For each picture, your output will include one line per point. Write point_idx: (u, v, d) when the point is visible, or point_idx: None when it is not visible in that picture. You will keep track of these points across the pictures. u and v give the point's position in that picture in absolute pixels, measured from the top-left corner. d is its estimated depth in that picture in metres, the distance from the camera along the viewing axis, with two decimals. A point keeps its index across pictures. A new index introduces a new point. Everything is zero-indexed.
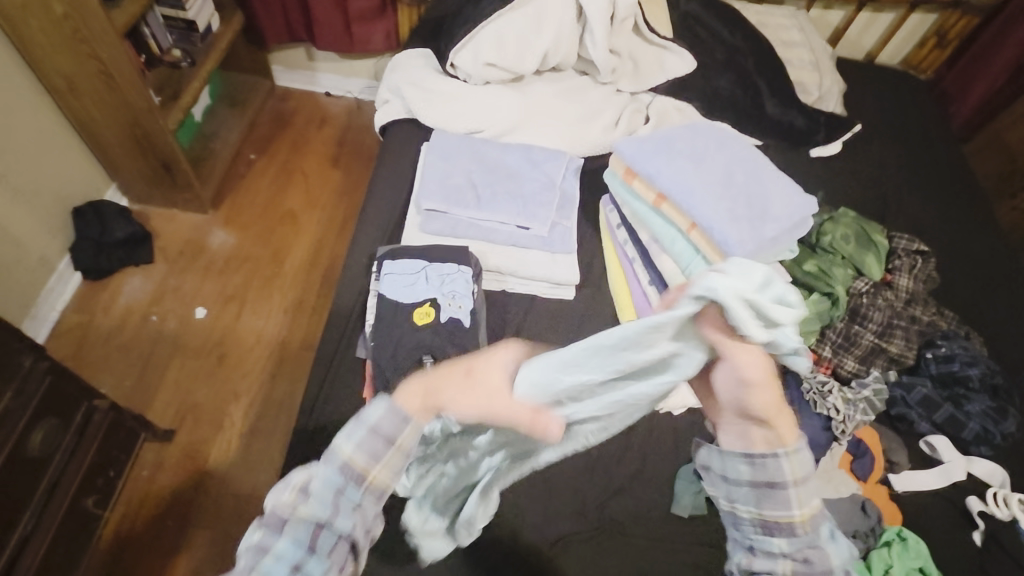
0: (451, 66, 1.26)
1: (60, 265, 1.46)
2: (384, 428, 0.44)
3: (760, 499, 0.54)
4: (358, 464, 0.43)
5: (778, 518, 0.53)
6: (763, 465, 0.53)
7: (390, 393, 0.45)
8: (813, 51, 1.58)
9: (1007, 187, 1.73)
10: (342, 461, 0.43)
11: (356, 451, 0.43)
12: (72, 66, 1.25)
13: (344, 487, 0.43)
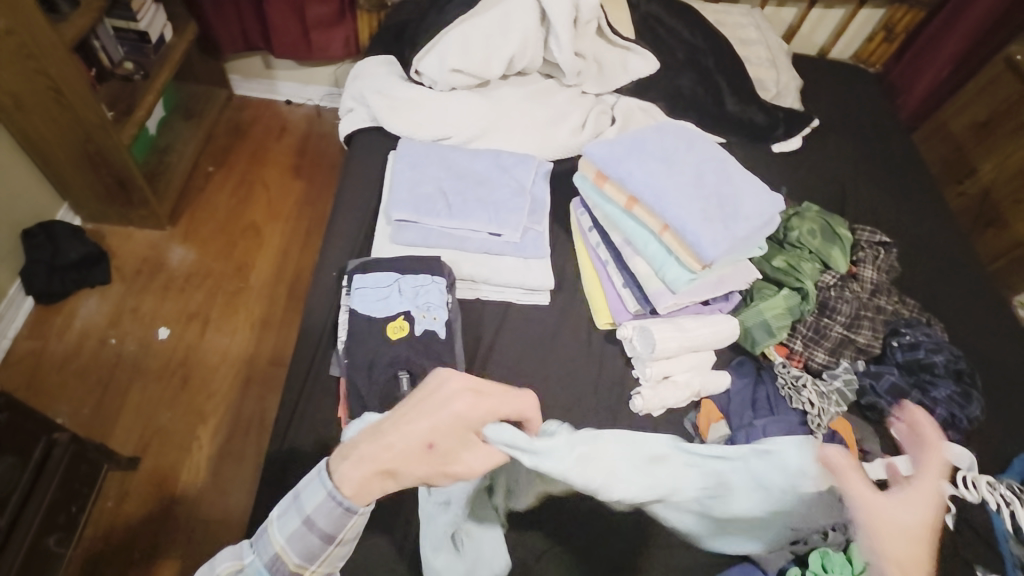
0: (415, 72, 1.23)
1: (9, 291, 1.38)
2: (319, 521, 0.53)
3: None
4: (289, 558, 0.54)
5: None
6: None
7: (326, 491, 0.53)
8: (770, 49, 1.61)
9: (953, 175, 1.84)
10: (274, 554, 0.54)
11: (283, 551, 0.54)
12: (15, 84, 1.18)
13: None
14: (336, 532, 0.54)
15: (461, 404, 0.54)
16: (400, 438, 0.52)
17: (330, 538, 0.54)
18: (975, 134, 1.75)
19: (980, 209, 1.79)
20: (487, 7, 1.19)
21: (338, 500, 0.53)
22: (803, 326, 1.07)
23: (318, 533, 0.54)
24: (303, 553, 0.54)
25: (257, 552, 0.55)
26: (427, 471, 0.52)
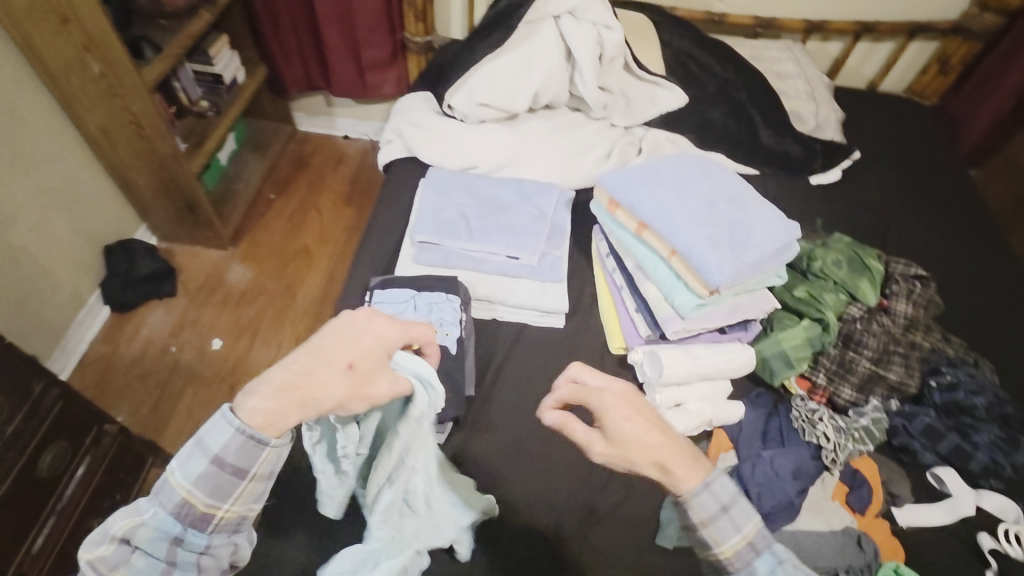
0: (448, 107, 1.32)
1: (90, 299, 1.55)
2: (227, 458, 0.55)
3: (694, 541, 0.64)
4: (199, 498, 0.56)
5: (710, 557, 0.63)
6: (719, 492, 0.61)
7: (233, 430, 0.55)
8: (809, 82, 1.58)
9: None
10: (182, 497, 0.55)
11: (192, 492, 0.56)
12: (107, 119, 1.37)
13: (181, 532, 0.56)
14: (246, 467, 0.56)
15: (379, 327, 0.60)
16: (320, 366, 0.56)
17: (240, 474, 0.56)
18: None
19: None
20: (515, 45, 1.27)
21: (246, 435, 0.55)
22: (826, 358, 1.03)
23: (229, 470, 0.55)
24: (212, 493, 0.56)
25: (161, 503, 0.56)
26: (347, 390, 0.56)
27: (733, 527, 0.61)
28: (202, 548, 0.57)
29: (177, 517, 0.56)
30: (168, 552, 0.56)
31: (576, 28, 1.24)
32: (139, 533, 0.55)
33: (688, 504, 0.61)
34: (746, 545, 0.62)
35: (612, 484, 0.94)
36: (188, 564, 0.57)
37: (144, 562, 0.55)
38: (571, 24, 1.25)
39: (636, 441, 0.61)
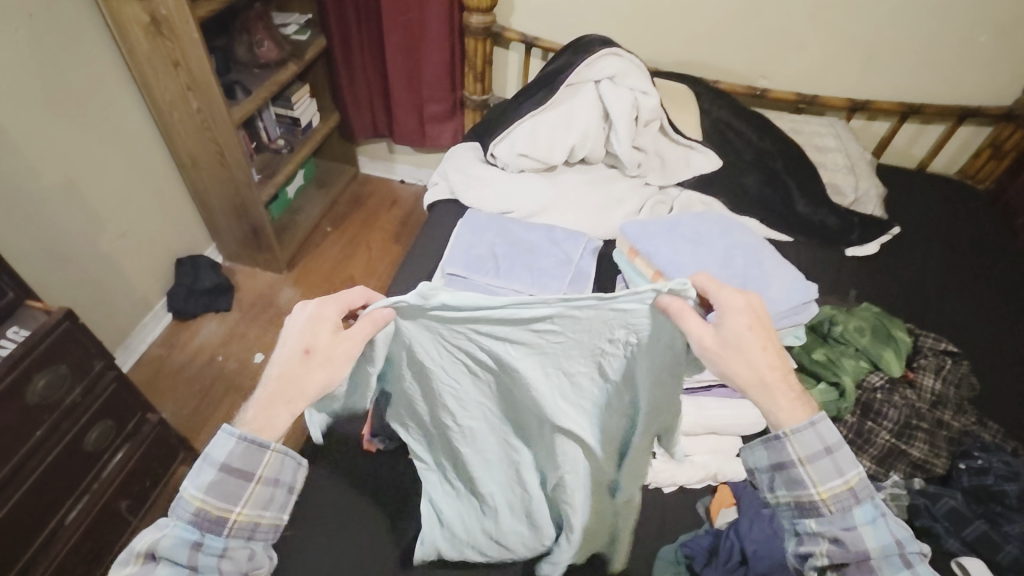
0: (491, 156, 1.43)
1: (156, 305, 1.71)
2: (233, 464, 0.61)
3: (782, 481, 0.68)
4: (213, 503, 0.60)
5: (803, 497, 0.67)
6: (824, 433, 0.65)
7: (234, 435, 0.61)
8: (850, 156, 1.58)
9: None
10: (197, 506, 0.60)
11: (205, 502, 0.60)
12: (197, 149, 1.57)
13: (200, 538, 0.60)
14: (251, 471, 0.62)
15: (313, 310, 0.66)
16: (280, 363, 0.63)
17: (247, 477, 0.62)
18: None
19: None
20: (557, 104, 1.37)
21: (247, 441, 0.62)
22: (843, 426, 1.01)
23: (236, 475, 0.61)
24: (224, 497, 0.61)
25: (178, 515, 0.60)
26: (313, 373, 0.63)
27: (835, 470, 0.65)
28: (221, 551, 0.60)
29: (195, 524, 0.60)
30: (189, 555, 0.58)
31: (613, 92, 1.34)
32: (161, 543, 0.58)
33: (792, 438, 0.65)
34: (846, 491, 0.65)
35: None
36: (210, 566, 0.59)
37: (169, 570, 0.57)
38: (610, 88, 1.34)
39: (749, 354, 0.63)
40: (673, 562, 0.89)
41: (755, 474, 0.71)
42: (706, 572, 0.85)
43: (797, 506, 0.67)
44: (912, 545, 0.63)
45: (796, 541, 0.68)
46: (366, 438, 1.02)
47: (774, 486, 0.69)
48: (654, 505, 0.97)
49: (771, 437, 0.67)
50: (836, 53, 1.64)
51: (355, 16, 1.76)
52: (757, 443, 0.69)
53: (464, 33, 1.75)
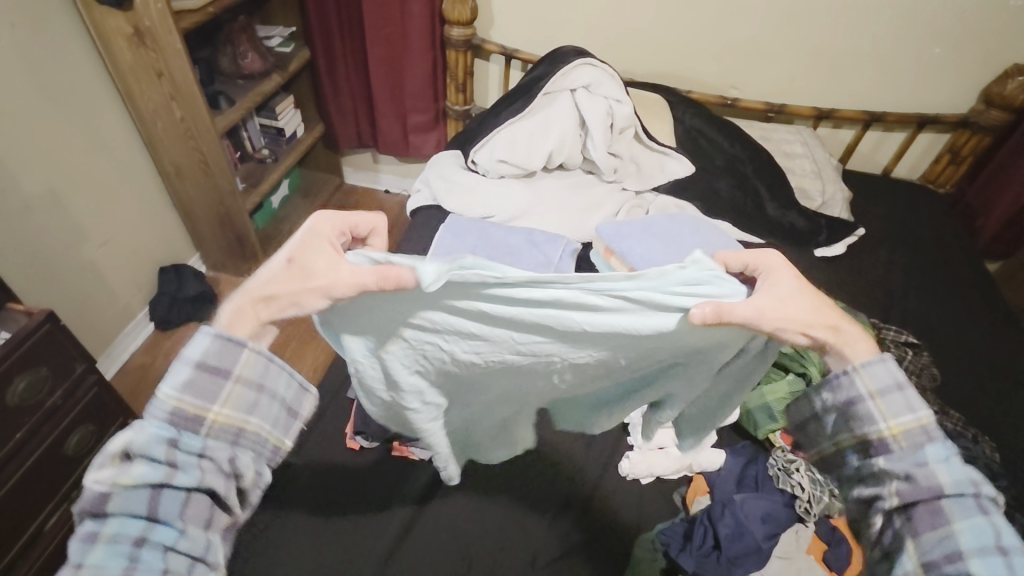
0: (472, 162, 1.46)
1: (139, 314, 1.72)
2: (209, 361, 0.58)
3: (850, 420, 0.68)
4: (188, 403, 0.57)
5: (872, 436, 0.66)
6: (893, 370, 0.65)
7: (209, 333, 0.58)
8: (816, 162, 1.65)
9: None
10: (171, 405, 0.56)
11: (180, 399, 0.56)
12: (181, 157, 1.59)
13: (176, 436, 0.56)
14: (226, 368, 0.59)
15: (313, 223, 0.61)
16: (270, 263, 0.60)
17: (224, 376, 0.58)
18: None
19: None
20: (535, 112, 1.43)
21: (224, 337, 0.59)
22: None
23: (213, 373, 0.58)
24: (201, 395, 0.57)
25: (151, 415, 0.56)
26: (292, 282, 0.58)
27: (907, 405, 0.64)
28: (200, 450, 0.56)
29: (172, 422, 0.56)
30: (167, 454, 0.54)
31: (588, 100, 1.39)
32: (133, 442, 0.54)
33: (859, 373, 0.66)
34: (918, 429, 0.64)
35: (586, 519, 0.98)
36: (189, 464, 0.55)
37: (145, 467, 0.53)
38: (585, 96, 1.40)
39: (796, 303, 0.61)
40: (649, 548, 0.91)
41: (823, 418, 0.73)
42: (681, 557, 0.87)
43: (866, 447, 0.67)
44: (989, 490, 0.61)
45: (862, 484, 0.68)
46: (349, 436, 1.06)
47: (845, 425, 0.69)
48: (631, 493, 1.02)
49: (835, 372, 0.69)
50: (801, 65, 1.72)
51: (338, 29, 1.81)
52: (823, 386, 0.71)
53: (446, 46, 1.81)
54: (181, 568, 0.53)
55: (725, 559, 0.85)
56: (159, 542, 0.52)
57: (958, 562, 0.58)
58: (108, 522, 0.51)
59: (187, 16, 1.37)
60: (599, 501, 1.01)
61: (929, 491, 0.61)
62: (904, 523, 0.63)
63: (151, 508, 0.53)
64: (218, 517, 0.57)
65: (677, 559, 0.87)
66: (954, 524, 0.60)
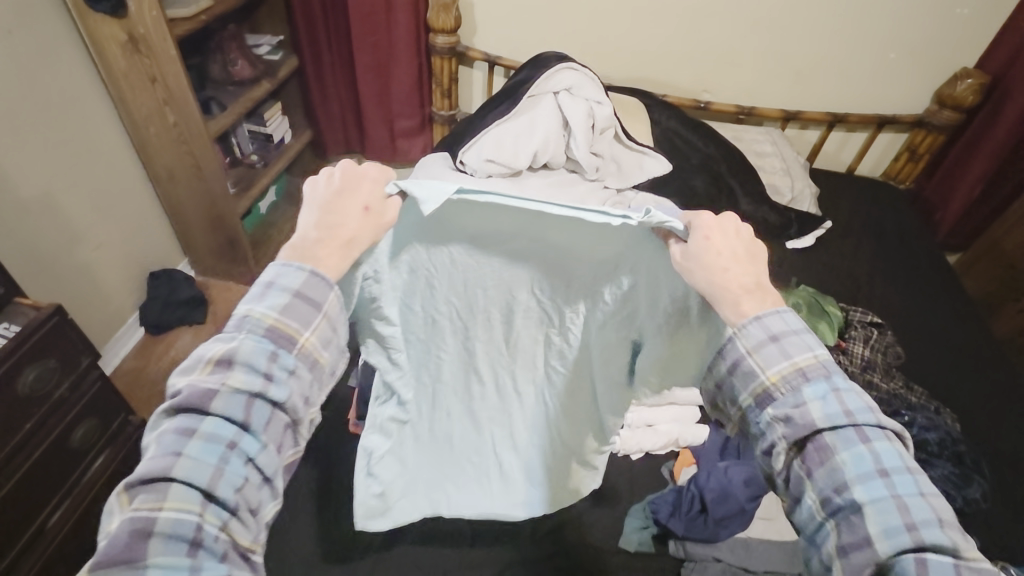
0: (460, 163, 1.50)
1: (130, 319, 1.73)
2: (307, 292, 0.56)
3: (737, 381, 0.62)
4: (284, 326, 0.55)
5: (756, 392, 0.60)
6: (770, 323, 0.60)
7: (308, 268, 0.57)
8: (785, 160, 1.75)
9: (1009, 293, 1.75)
10: (269, 324, 0.54)
11: (282, 319, 0.55)
12: (173, 162, 1.62)
13: (276, 352, 0.54)
14: (322, 302, 0.57)
15: (369, 171, 0.64)
16: (328, 204, 0.60)
17: (316, 306, 0.57)
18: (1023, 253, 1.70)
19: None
20: (520, 114, 1.49)
21: (317, 273, 0.57)
22: None
23: (309, 303, 0.56)
24: (299, 319, 0.56)
25: (247, 330, 0.54)
26: (373, 228, 0.62)
27: (781, 354, 0.59)
28: (292, 370, 0.54)
29: (271, 337, 0.54)
30: (265, 366, 0.53)
31: (570, 102, 1.46)
32: (237, 349, 0.52)
33: (735, 335, 0.61)
34: (795, 372, 0.58)
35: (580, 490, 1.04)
36: (284, 381, 0.53)
37: (245, 376, 0.51)
38: (567, 98, 1.47)
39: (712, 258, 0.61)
40: (642, 517, 0.99)
41: (719, 390, 0.65)
42: (670, 522, 0.94)
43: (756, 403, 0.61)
44: (869, 418, 0.56)
45: (756, 440, 0.61)
46: (353, 422, 1.10)
47: (734, 393, 0.62)
48: (620, 469, 1.06)
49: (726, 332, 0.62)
50: (768, 70, 1.82)
51: (326, 39, 1.87)
52: (714, 358, 0.64)
53: (431, 53, 1.87)
54: (256, 483, 0.51)
55: (710, 521, 0.93)
56: (246, 451, 0.50)
57: (846, 493, 0.53)
58: (205, 421, 0.50)
59: (181, 23, 1.41)
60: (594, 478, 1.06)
61: (809, 427, 0.56)
62: (797, 467, 0.57)
63: (245, 416, 0.51)
64: (289, 444, 0.56)
65: (667, 524, 0.94)
66: (838, 457, 0.54)
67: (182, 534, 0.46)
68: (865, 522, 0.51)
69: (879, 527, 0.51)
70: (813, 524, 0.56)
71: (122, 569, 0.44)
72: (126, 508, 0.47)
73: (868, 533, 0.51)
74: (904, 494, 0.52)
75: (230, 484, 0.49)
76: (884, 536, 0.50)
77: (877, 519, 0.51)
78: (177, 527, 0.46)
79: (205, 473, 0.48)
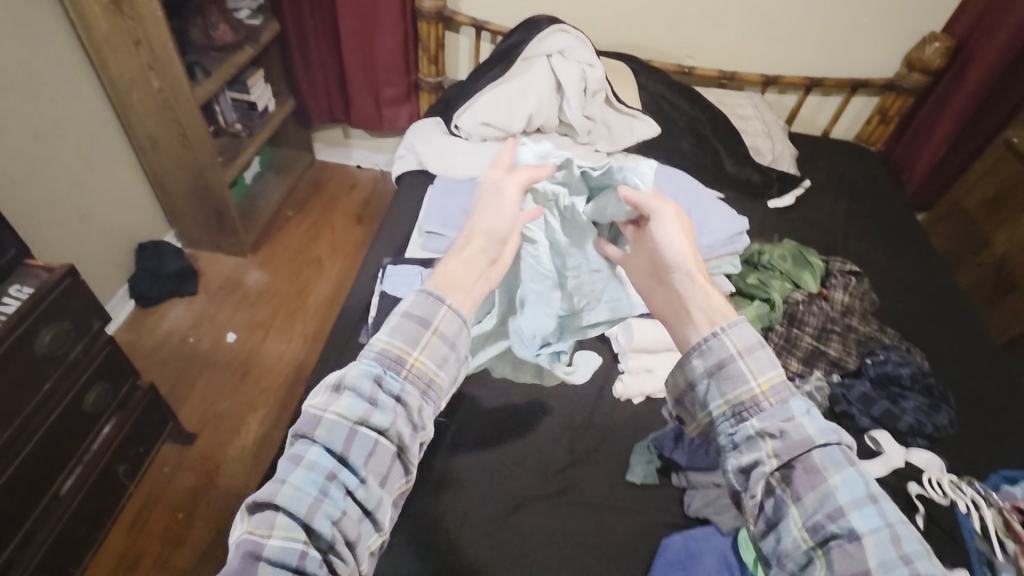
0: (455, 127, 1.54)
1: (119, 291, 1.70)
2: (413, 312, 0.59)
3: (719, 385, 0.61)
4: (394, 349, 0.57)
5: (741, 398, 0.60)
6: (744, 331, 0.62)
7: (417, 289, 0.62)
8: (766, 123, 1.81)
9: (969, 248, 1.88)
10: (379, 349, 0.57)
11: (389, 342, 0.58)
12: (158, 130, 1.59)
13: (381, 375, 0.56)
14: (429, 319, 0.59)
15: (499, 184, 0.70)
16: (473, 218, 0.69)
17: (423, 325, 0.59)
18: (985, 209, 1.82)
19: (996, 278, 1.79)
20: (513, 77, 1.51)
21: (427, 293, 0.61)
22: (774, 334, 1.21)
23: (414, 321, 0.59)
24: (405, 339, 0.58)
25: (364, 354, 0.58)
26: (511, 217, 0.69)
27: (772, 361, 0.60)
28: (398, 394, 0.56)
29: (378, 361, 0.57)
30: (370, 389, 0.55)
31: (564, 65, 1.49)
32: (347, 374, 0.56)
33: (725, 333, 0.62)
34: (783, 383, 0.60)
35: (588, 433, 1.10)
36: (387, 405, 0.55)
37: (350, 399, 0.54)
38: (560, 61, 1.50)
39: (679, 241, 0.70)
40: (647, 452, 1.06)
41: (690, 391, 0.64)
42: (675, 454, 1.02)
43: (733, 411, 0.60)
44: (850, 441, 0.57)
45: (735, 453, 0.59)
46: None
47: (707, 399, 0.62)
48: (625, 413, 1.13)
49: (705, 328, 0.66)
50: (748, 35, 1.87)
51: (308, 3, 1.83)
52: (689, 355, 0.64)
53: (417, 18, 1.85)
54: (356, 517, 0.52)
55: (712, 451, 1.00)
56: (344, 481, 0.51)
57: (842, 520, 0.51)
58: (311, 448, 0.53)
59: None
60: (600, 420, 1.12)
61: (802, 444, 0.55)
62: (782, 489, 0.55)
63: (346, 444, 0.52)
64: (397, 475, 0.55)
65: (672, 456, 1.02)
66: (830, 482, 0.53)
67: (285, 562, 0.47)
68: (864, 554, 0.50)
69: (877, 561, 0.49)
70: (799, 557, 0.52)
71: None
72: (244, 528, 0.51)
73: (867, 566, 0.49)
74: (895, 523, 0.52)
75: (328, 516, 0.50)
76: (883, 571, 0.49)
77: (875, 550, 0.50)
78: (281, 555, 0.48)
79: (305, 502, 0.50)
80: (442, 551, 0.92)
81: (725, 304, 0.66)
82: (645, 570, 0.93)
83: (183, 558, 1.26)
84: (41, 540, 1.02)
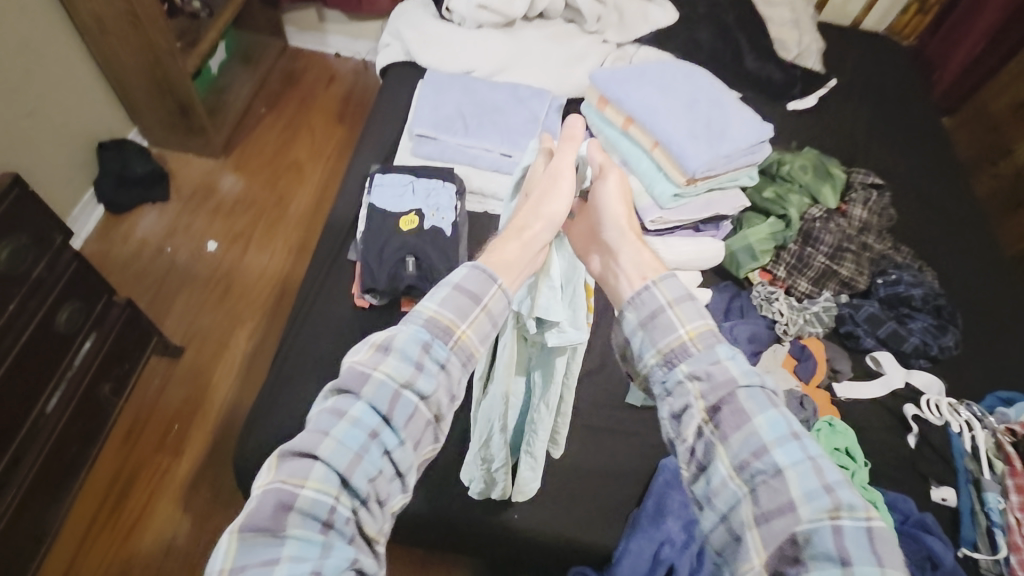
0: (445, 11, 1.37)
1: (84, 197, 1.58)
2: (466, 286, 0.54)
3: (651, 335, 0.56)
4: (444, 320, 0.53)
5: (670, 347, 0.55)
6: (667, 288, 0.57)
7: (471, 262, 0.56)
8: (795, 10, 1.61)
9: (989, 158, 1.78)
10: (428, 317, 0.53)
11: (439, 311, 0.53)
12: (103, 8, 1.37)
13: (429, 342, 0.52)
14: (482, 295, 0.54)
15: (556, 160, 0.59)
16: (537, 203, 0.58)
17: (478, 299, 0.54)
18: (1013, 115, 1.69)
19: (1013, 191, 1.71)
20: None
21: (484, 268, 0.55)
22: (787, 253, 1.15)
23: (467, 295, 0.54)
24: (455, 311, 0.53)
25: (412, 319, 0.53)
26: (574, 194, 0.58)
27: (699, 310, 0.56)
28: (442, 364, 0.52)
29: (428, 328, 0.52)
30: (417, 352, 0.51)
31: None
32: (395, 337, 0.51)
33: (653, 287, 0.57)
34: (710, 330, 0.55)
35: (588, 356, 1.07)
36: (432, 373, 0.51)
37: (396, 361, 0.50)
38: None
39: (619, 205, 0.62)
40: None
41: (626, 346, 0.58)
42: None
43: (663, 361, 0.55)
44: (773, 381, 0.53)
45: (663, 402, 0.54)
46: (357, 294, 1.06)
47: (639, 351, 0.56)
48: None
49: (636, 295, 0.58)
50: None
51: None
52: (620, 309, 0.58)
53: None
54: (389, 476, 0.49)
55: None
56: (385, 441, 0.48)
57: (766, 457, 0.48)
58: (355, 404, 0.49)
59: None
60: (600, 343, 1.08)
61: (727, 384, 0.51)
62: (708, 430, 0.51)
63: (389, 407, 0.49)
64: (428, 441, 0.52)
65: None
66: (754, 420, 0.50)
67: (317, 513, 0.45)
68: (786, 487, 0.47)
69: (799, 490, 0.47)
70: (727, 496, 0.49)
71: (265, 538, 0.44)
72: (271, 476, 0.46)
73: (789, 497, 0.47)
74: (815, 455, 0.49)
75: (365, 473, 0.47)
76: (805, 500, 0.46)
77: (797, 482, 0.47)
78: (315, 506, 0.45)
79: (345, 458, 0.47)
80: (441, 473, 0.92)
81: (654, 260, 0.60)
82: (640, 492, 0.94)
83: (182, 469, 1.28)
84: (32, 460, 1.01)
